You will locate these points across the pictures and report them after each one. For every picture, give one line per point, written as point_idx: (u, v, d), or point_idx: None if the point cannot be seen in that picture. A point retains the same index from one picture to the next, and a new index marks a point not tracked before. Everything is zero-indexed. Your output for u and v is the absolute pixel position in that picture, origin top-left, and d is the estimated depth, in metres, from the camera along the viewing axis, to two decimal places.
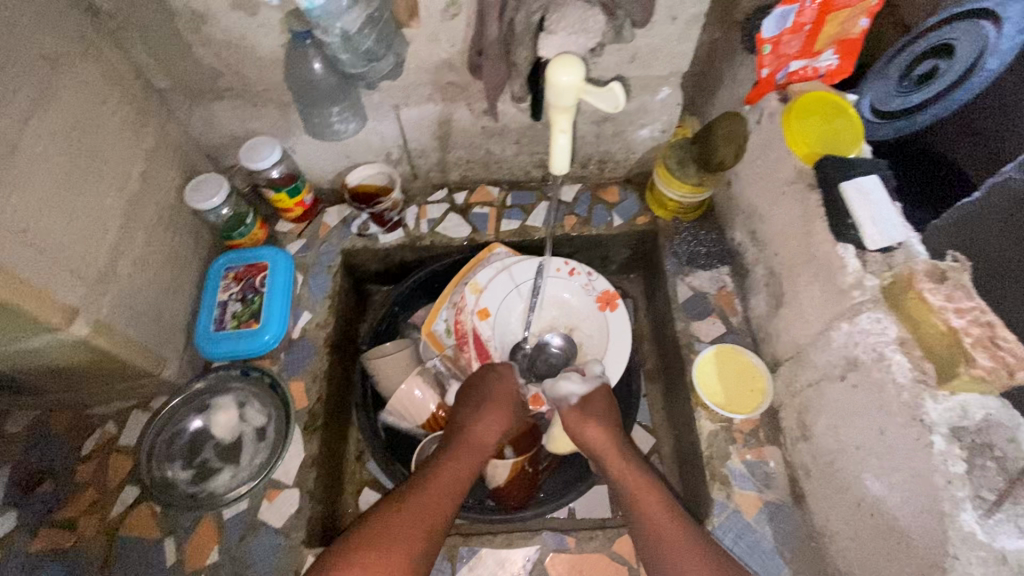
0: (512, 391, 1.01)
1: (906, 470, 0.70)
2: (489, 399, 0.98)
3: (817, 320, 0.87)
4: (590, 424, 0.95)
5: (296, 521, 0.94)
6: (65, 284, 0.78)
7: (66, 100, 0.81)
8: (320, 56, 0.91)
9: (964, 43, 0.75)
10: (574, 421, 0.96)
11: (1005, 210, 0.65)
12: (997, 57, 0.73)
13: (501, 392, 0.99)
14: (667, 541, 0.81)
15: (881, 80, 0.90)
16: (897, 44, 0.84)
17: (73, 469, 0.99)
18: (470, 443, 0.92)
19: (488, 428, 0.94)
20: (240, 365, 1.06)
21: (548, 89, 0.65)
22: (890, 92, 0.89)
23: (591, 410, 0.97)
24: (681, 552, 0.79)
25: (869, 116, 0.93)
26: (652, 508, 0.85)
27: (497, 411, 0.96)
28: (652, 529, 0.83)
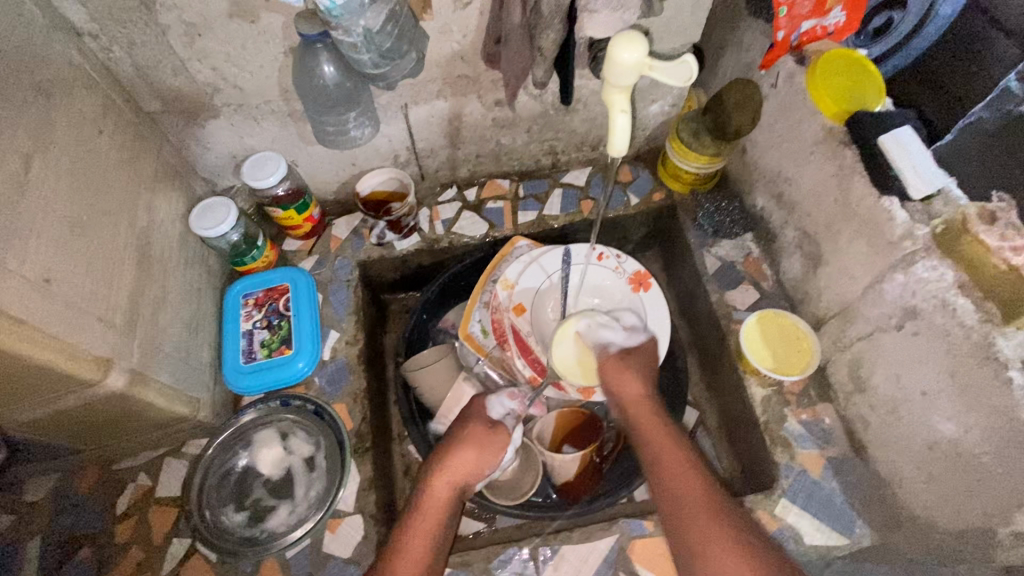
0: (485, 431, 0.89)
1: (981, 408, 0.72)
2: (451, 450, 0.87)
3: (863, 275, 0.88)
4: (626, 375, 0.93)
5: (365, 548, 0.91)
6: (95, 334, 0.71)
7: (63, 134, 0.73)
8: (332, 58, 0.84)
9: None
10: (612, 369, 0.94)
11: None
12: None
13: (468, 436, 0.89)
14: (683, 493, 0.77)
15: None
16: None
17: (112, 530, 0.92)
18: (433, 508, 0.82)
19: (448, 485, 0.84)
20: (278, 396, 1.01)
21: (609, 68, 0.61)
22: None
23: (627, 364, 0.94)
24: (702, 529, 0.74)
25: None
26: (673, 462, 0.80)
27: (459, 462, 0.86)
28: (673, 487, 0.78)
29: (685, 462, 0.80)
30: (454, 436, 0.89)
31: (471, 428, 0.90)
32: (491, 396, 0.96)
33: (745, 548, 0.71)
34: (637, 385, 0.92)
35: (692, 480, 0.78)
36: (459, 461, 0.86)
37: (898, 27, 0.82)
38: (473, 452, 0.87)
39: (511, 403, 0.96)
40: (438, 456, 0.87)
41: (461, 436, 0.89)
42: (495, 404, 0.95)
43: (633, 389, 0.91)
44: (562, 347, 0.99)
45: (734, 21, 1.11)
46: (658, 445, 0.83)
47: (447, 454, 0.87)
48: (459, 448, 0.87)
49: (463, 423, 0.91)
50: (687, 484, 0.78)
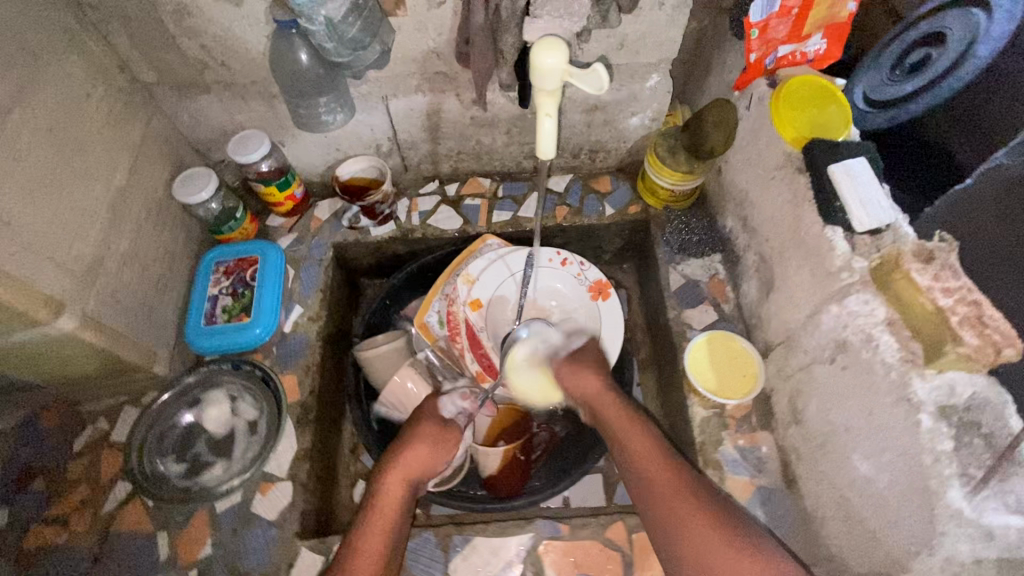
0: (439, 428, 0.90)
1: (894, 448, 0.70)
2: (406, 447, 0.86)
3: (806, 305, 0.87)
4: (583, 374, 0.93)
5: (289, 513, 0.94)
6: (50, 277, 0.78)
7: (47, 92, 0.80)
8: (305, 46, 0.90)
9: (955, 30, 0.70)
10: (567, 372, 0.94)
11: (995, 197, 0.64)
12: (986, 45, 0.67)
13: (424, 433, 0.88)
14: (665, 497, 0.75)
15: (873, 70, 0.85)
16: (890, 33, 0.80)
17: (66, 466, 0.99)
18: (389, 507, 0.81)
19: (404, 483, 0.83)
20: (231, 359, 1.06)
21: (533, 73, 0.64)
22: (881, 82, 0.83)
23: (580, 363, 0.95)
24: (690, 529, 0.72)
25: (861, 107, 0.87)
26: (648, 461, 0.79)
27: (415, 460, 0.85)
28: (654, 485, 0.77)
29: (659, 459, 0.79)
30: (406, 433, 0.89)
31: (425, 426, 0.89)
32: (443, 395, 0.96)
33: (727, 543, 0.69)
34: (592, 378, 0.92)
35: (669, 479, 0.77)
36: (414, 457, 0.85)
37: (936, 63, 0.73)
38: (428, 449, 0.87)
39: (464, 401, 0.97)
40: (391, 454, 0.86)
41: (415, 432, 0.88)
42: (449, 404, 0.95)
43: (590, 383, 0.91)
44: (520, 373, 1.01)
45: (721, 41, 1.11)
46: (631, 442, 0.82)
47: (401, 451, 0.86)
48: (414, 445, 0.86)
49: (416, 420, 0.91)
50: (667, 486, 0.76)
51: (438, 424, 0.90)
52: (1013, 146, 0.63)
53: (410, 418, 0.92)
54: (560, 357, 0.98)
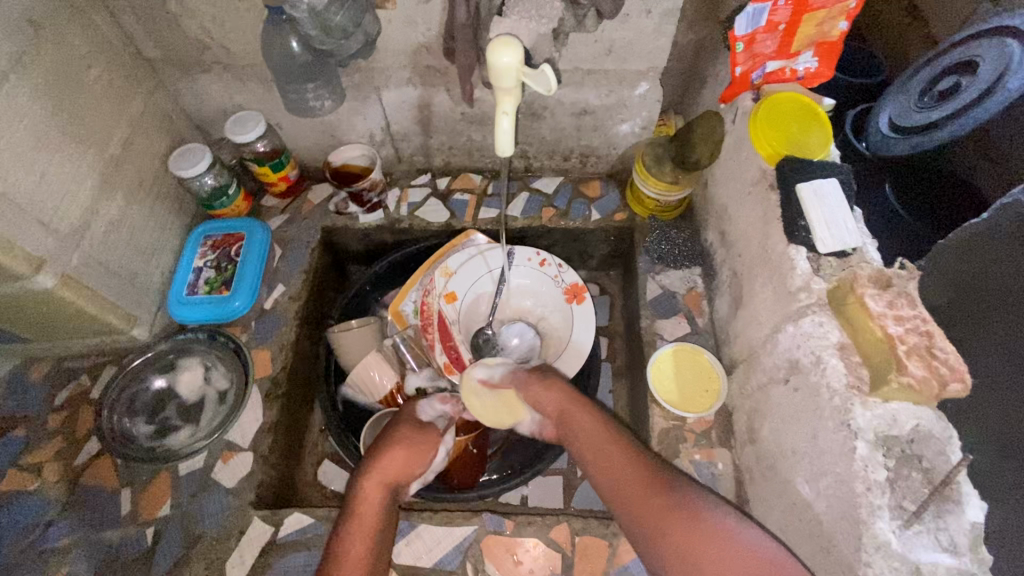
0: (416, 432, 0.91)
1: (831, 474, 0.69)
2: (383, 451, 0.87)
3: (767, 323, 0.86)
4: (546, 384, 0.91)
5: (246, 483, 0.97)
6: (34, 236, 0.82)
7: (46, 60, 0.84)
8: (296, 35, 0.93)
9: (986, 61, 0.84)
10: (527, 388, 0.93)
11: (1009, 230, 0.72)
12: (1017, 77, 0.80)
13: (399, 438, 0.90)
14: (627, 491, 0.76)
15: (902, 96, 0.99)
16: (925, 60, 0.96)
17: (45, 417, 1.04)
18: (369, 509, 0.82)
19: (382, 486, 0.84)
20: (206, 329, 1.09)
21: (489, 71, 0.65)
22: (909, 107, 0.97)
23: (542, 379, 0.93)
24: (664, 522, 0.71)
25: (887, 130, 1.01)
26: (603, 455, 0.81)
27: (391, 463, 0.86)
28: (617, 481, 0.78)
29: (633, 477, 0.77)
30: (385, 438, 0.90)
31: (401, 431, 0.91)
32: (422, 400, 0.99)
33: (700, 527, 0.69)
34: (552, 391, 0.90)
35: (631, 473, 0.77)
36: (392, 461, 0.86)
37: (963, 92, 0.87)
38: (406, 453, 0.88)
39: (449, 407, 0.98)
40: (368, 459, 0.87)
41: (393, 437, 0.90)
42: (426, 409, 0.97)
43: (551, 393, 0.90)
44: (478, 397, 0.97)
45: (715, 53, 1.11)
46: (585, 434, 0.84)
47: (379, 456, 0.87)
48: (390, 449, 0.88)
49: (393, 427, 0.93)
50: (632, 481, 0.77)
51: (414, 429, 0.92)
52: None
53: (387, 427, 0.94)
54: (523, 374, 0.95)
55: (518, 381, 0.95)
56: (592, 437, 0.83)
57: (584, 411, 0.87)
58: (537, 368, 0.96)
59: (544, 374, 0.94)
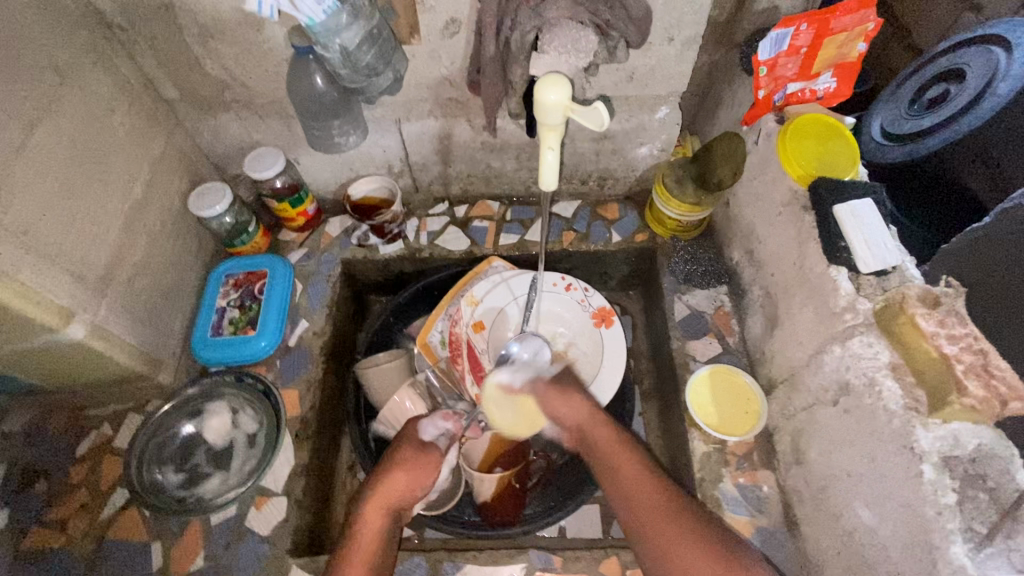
0: (419, 452, 0.87)
1: (896, 498, 0.68)
2: (384, 474, 0.83)
3: (810, 343, 0.86)
4: (570, 398, 0.90)
5: (282, 530, 0.94)
6: (65, 287, 0.80)
7: (72, 108, 0.83)
8: (321, 71, 0.93)
9: (976, 67, 0.87)
10: (552, 395, 0.92)
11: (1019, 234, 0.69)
12: (1007, 82, 0.83)
13: (400, 459, 0.85)
14: (644, 512, 0.75)
15: (891, 106, 0.99)
16: (912, 67, 0.99)
17: (67, 470, 0.99)
18: (368, 537, 0.78)
19: (383, 512, 0.81)
20: (233, 371, 1.07)
21: (535, 108, 0.66)
22: (900, 115, 0.98)
23: (563, 390, 0.92)
24: (671, 540, 0.72)
25: (879, 139, 0.99)
26: (630, 474, 0.79)
27: (392, 487, 0.82)
28: (636, 503, 0.77)
29: (658, 500, 0.76)
30: (386, 459, 0.86)
31: (402, 452, 0.86)
32: (423, 418, 0.92)
33: (709, 551, 0.70)
34: (576, 404, 0.90)
35: (654, 493, 0.76)
36: (392, 486, 0.82)
37: (957, 97, 0.88)
38: (407, 476, 0.84)
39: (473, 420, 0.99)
40: (368, 483, 0.83)
41: (395, 458, 0.85)
42: (427, 427, 0.91)
43: (576, 409, 0.89)
44: (500, 408, 0.97)
45: (732, 75, 1.12)
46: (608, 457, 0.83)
47: (378, 479, 0.83)
48: (392, 472, 0.84)
49: (395, 447, 0.88)
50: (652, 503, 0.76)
51: (416, 449, 0.88)
52: None
53: (387, 448, 0.89)
54: (544, 380, 0.95)
55: (540, 392, 0.93)
56: (624, 459, 0.81)
57: (608, 430, 0.86)
58: (560, 375, 0.95)
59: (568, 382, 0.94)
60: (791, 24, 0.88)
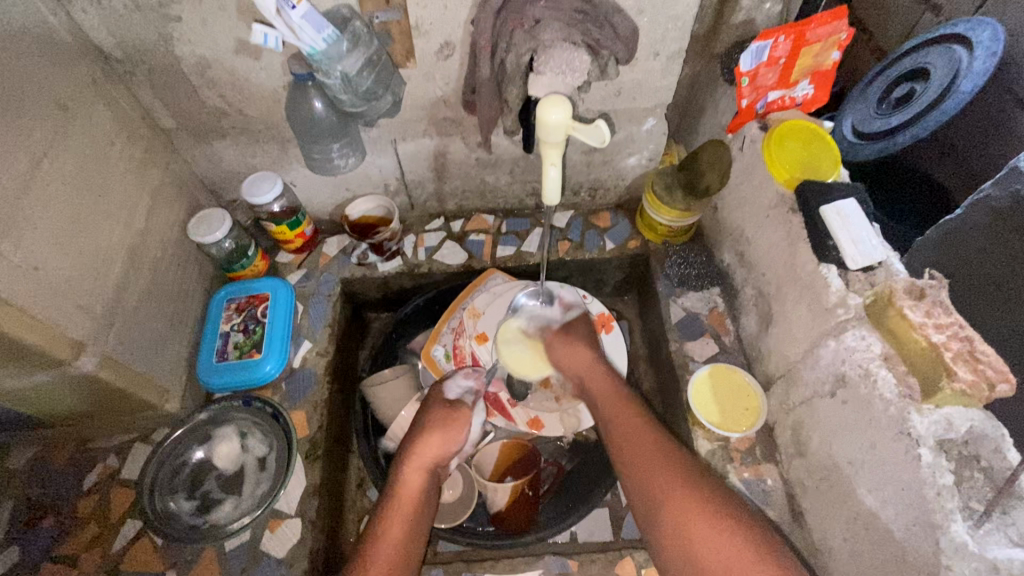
0: (448, 414, 0.97)
1: (897, 482, 0.72)
2: (418, 435, 0.93)
3: (805, 339, 0.90)
4: (575, 350, 1.03)
5: (299, 551, 0.94)
6: (73, 319, 0.81)
7: (74, 143, 0.84)
8: (321, 96, 0.96)
9: (940, 66, 0.93)
10: (558, 344, 1.05)
11: (986, 224, 0.79)
12: (969, 79, 0.88)
13: (433, 421, 0.96)
14: (647, 475, 0.82)
15: (861, 105, 1.07)
16: (873, 76, 1.06)
17: (75, 503, 0.98)
18: (407, 492, 0.88)
19: (421, 469, 0.90)
20: (241, 395, 1.07)
21: (538, 126, 0.72)
22: (869, 116, 1.05)
23: (569, 334, 1.05)
24: (672, 492, 0.78)
25: (852, 137, 1.06)
26: (644, 441, 0.86)
27: (427, 446, 0.92)
28: (650, 480, 0.81)
29: (664, 463, 0.82)
30: (419, 424, 0.96)
31: (433, 413, 0.97)
32: (447, 379, 1.05)
33: (710, 508, 0.74)
34: (581, 356, 1.02)
35: (661, 459, 0.82)
36: (427, 445, 0.92)
37: (923, 96, 0.95)
38: (439, 436, 0.94)
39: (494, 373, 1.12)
40: (406, 444, 0.93)
41: (427, 422, 0.95)
42: (453, 387, 1.03)
43: (582, 361, 1.01)
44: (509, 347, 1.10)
45: (713, 86, 1.17)
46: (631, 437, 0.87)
47: (414, 442, 0.93)
48: (425, 434, 0.94)
49: (426, 411, 0.99)
50: (653, 468, 0.82)
51: (446, 409, 0.98)
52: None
53: (420, 410, 1.00)
54: (553, 329, 1.08)
55: (549, 339, 1.07)
56: (635, 432, 0.87)
57: (634, 412, 0.90)
58: (569, 325, 1.08)
59: (574, 333, 1.05)
60: (770, 36, 0.92)
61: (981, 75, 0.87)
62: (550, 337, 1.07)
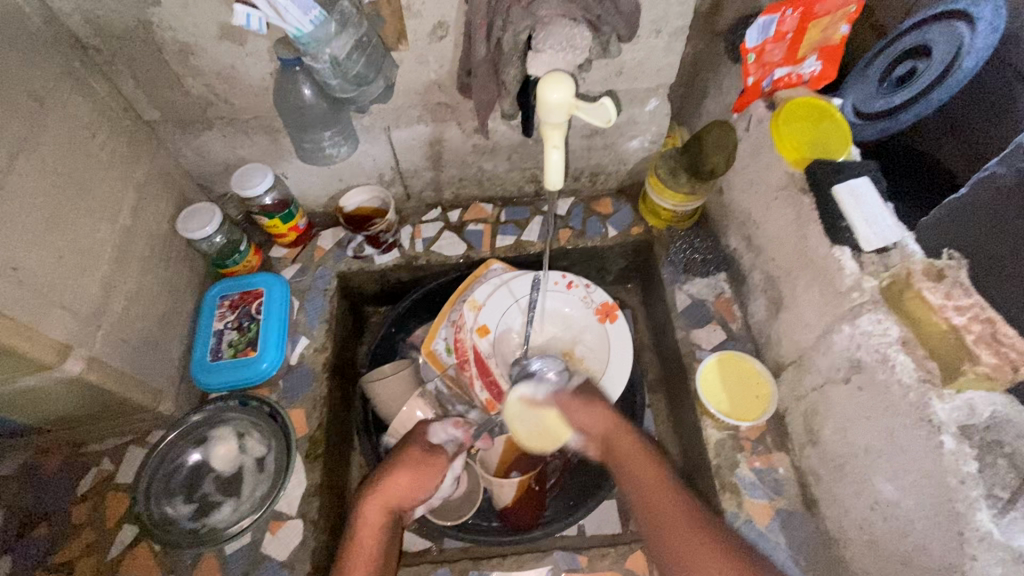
0: (425, 452, 0.90)
1: (917, 470, 0.70)
2: (389, 471, 0.86)
3: (817, 324, 0.88)
4: (593, 407, 0.92)
5: (300, 553, 0.92)
6: (58, 321, 0.78)
7: (52, 136, 0.80)
8: (310, 82, 0.92)
9: (941, 42, 0.90)
10: (573, 405, 0.94)
11: None
12: (973, 56, 0.86)
13: (406, 458, 0.88)
14: (659, 509, 0.78)
15: (863, 83, 1.07)
16: (875, 51, 1.04)
17: (70, 509, 0.95)
18: (368, 533, 0.81)
19: (386, 508, 0.83)
20: (237, 395, 1.04)
21: (539, 107, 0.70)
22: (872, 94, 1.05)
23: (585, 398, 0.94)
24: (682, 538, 0.74)
25: (854, 118, 1.08)
26: (644, 472, 0.83)
27: (396, 485, 0.85)
28: (652, 506, 0.79)
29: (670, 495, 0.79)
30: (392, 459, 0.88)
31: (410, 450, 0.89)
32: (434, 422, 0.96)
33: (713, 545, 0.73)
34: (598, 416, 0.92)
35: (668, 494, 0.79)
36: (396, 483, 0.85)
37: (925, 74, 0.94)
38: (411, 475, 0.87)
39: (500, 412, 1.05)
40: (372, 480, 0.86)
41: (400, 458, 0.88)
42: (438, 432, 0.95)
43: (597, 422, 0.91)
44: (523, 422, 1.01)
45: (717, 64, 1.13)
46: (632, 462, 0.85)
47: (382, 479, 0.85)
48: (395, 471, 0.86)
49: (402, 447, 0.91)
50: (664, 501, 0.78)
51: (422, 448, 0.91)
52: None
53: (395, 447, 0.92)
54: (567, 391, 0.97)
55: (563, 402, 0.95)
56: (640, 466, 0.84)
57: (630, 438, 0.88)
58: (584, 386, 0.97)
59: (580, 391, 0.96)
60: (775, 11, 0.89)
61: (984, 51, 0.85)
62: (562, 399, 0.96)
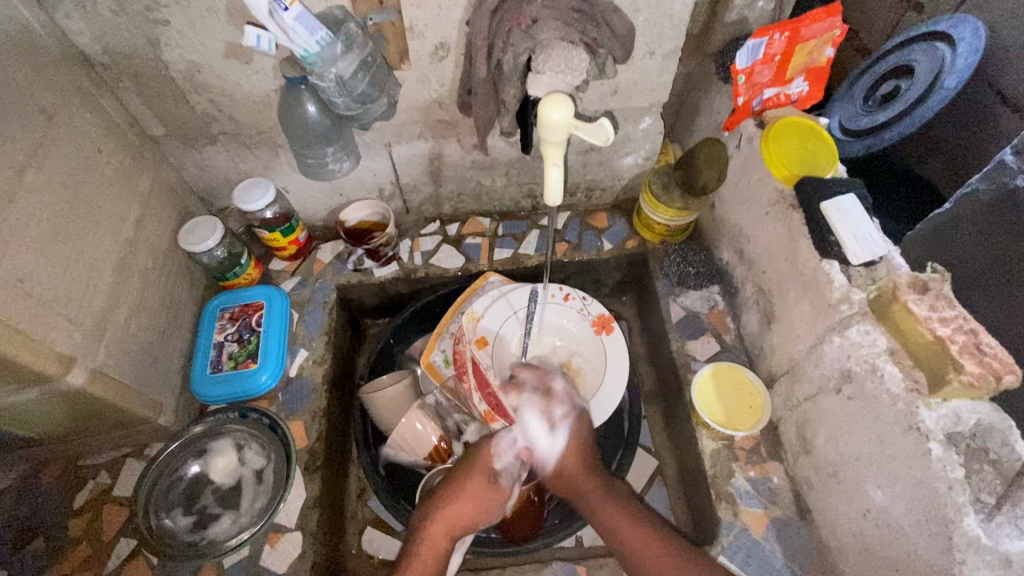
0: (488, 484, 0.87)
1: (905, 477, 0.72)
2: (458, 496, 0.86)
3: (808, 335, 0.90)
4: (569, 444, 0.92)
5: (300, 565, 0.92)
6: (62, 333, 0.79)
7: (60, 151, 0.82)
8: (314, 99, 0.94)
9: (926, 64, 0.98)
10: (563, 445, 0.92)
11: (976, 214, 0.87)
12: (955, 76, 0.92)
13: (473, 488, 0.86)
14: (630, 543, 0.84)
15: (848, 102, 1.12)
16: (862, 68, 1.11)
17: (65, 523, 0.94)
18: (424, 559, 0.81)
19: (448, 535, 0.84)
20: (237, 407, 1.05)
21: (540, 125, 0.73)
22: (857, 112, 1.09)
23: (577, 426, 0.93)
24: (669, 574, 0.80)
25: (840, 135, 1.11)
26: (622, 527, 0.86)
27: (459, 511, 0.85)
28: (634, 552, 0.84)
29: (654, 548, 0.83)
30: (458, 481, 0.87)
31: (478, 479, 0.87)
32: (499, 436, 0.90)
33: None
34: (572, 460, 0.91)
35: (650, 545, 0.83)
36: (459, 510, 0.85)
37: (908, 93, 0.99)
38: (474, 503, 0.86)
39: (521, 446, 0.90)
40: (440, 500, 0.86)
41: (466, 484, 0.87)
42: (421, 427, 1.02)
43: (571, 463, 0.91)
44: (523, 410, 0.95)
45: (708, 84, 1.17)
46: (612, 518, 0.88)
47: (447, 504, 0.85)
48: (459, 496, 0.86)
49: (470, 471, 0.88)
50: (635, 538, 0.84)
51: (488, 479, 0.88)
52: (1013, 147, 0.85)
53: (463, 466, 0.90)
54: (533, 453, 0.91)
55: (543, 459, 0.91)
56: (607, 501, 0.89)
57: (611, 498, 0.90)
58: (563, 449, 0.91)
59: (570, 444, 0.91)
60: (765, 34, 0.93)
61: (964, 71, 0.91)
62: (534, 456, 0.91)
